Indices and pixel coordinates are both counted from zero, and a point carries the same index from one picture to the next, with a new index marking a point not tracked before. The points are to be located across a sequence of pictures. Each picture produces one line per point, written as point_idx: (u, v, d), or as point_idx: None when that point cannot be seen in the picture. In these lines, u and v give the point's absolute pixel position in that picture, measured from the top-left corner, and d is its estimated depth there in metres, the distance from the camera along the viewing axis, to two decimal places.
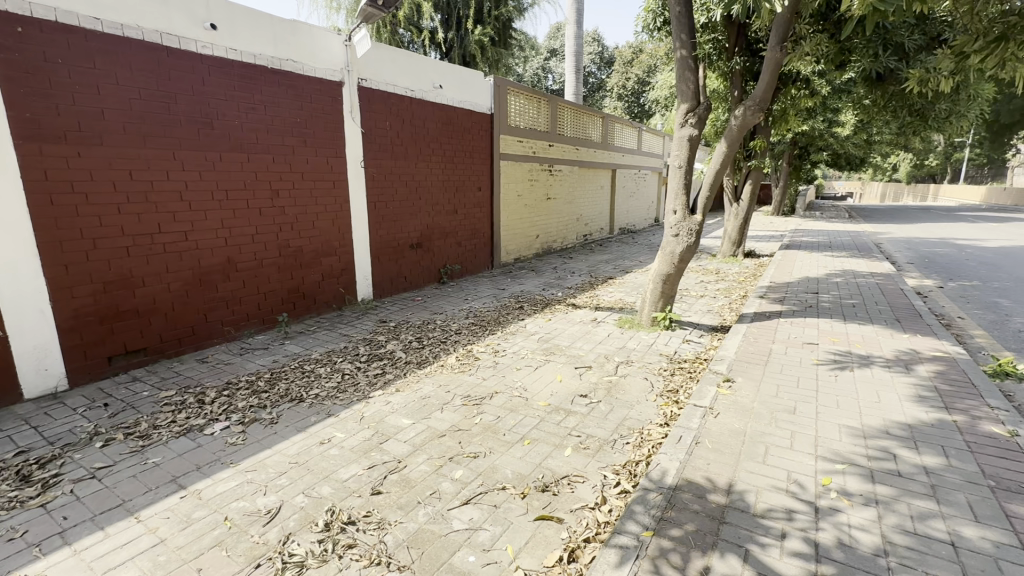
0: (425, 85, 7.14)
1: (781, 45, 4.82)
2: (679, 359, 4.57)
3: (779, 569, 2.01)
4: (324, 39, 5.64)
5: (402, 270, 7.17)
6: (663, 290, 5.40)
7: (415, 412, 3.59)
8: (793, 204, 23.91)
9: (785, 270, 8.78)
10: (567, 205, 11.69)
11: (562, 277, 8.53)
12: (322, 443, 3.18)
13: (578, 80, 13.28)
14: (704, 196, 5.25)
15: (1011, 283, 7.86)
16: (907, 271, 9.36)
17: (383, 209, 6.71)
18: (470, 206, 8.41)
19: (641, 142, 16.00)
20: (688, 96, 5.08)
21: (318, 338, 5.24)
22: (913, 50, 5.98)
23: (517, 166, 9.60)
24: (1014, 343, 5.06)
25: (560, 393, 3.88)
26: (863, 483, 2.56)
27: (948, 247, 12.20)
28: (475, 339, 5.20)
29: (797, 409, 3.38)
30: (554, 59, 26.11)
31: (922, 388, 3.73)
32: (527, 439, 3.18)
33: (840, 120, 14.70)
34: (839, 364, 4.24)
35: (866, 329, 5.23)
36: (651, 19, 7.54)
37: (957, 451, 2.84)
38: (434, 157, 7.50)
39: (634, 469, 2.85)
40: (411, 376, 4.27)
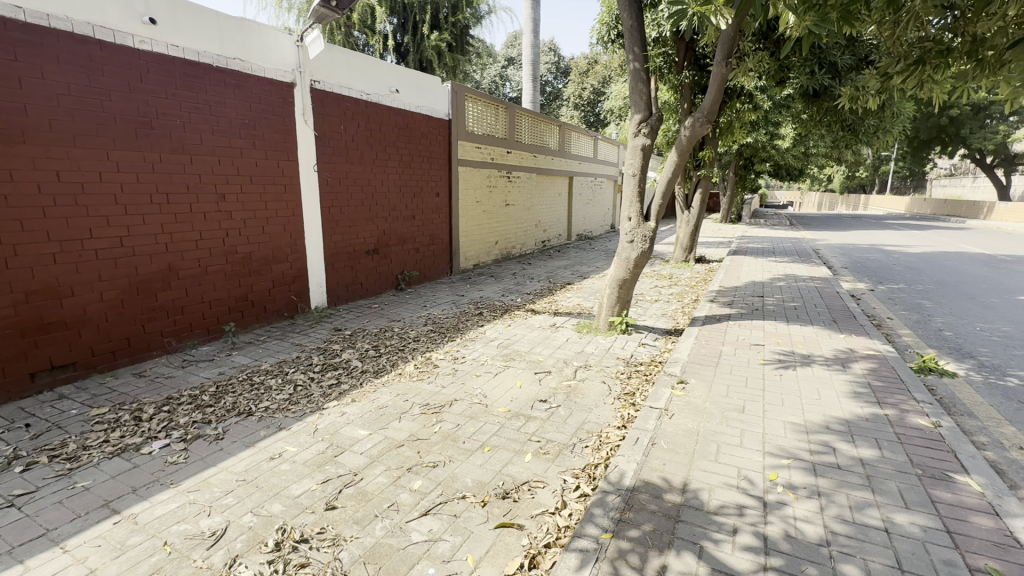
0: (380, 89, 7.03)
1: (726, 61, 5.04)
2: (635, 362, 4.68)
3: (731, 564, 2.08)
4: (275, 39, 5.47)
5: (358, 277, 7.00)
6: (619, 295, 5.52)
7: (371, 423, 3.50)
8: (740, 212, 25.12)
9: (733, 275, 9.18)
10: (525, 211, 11.78)
11: (521, 283, 8.58)
12: (273, 458, 3.04)
13: (535, 88, 13.47)
14: (658, 204, 5.42)
15: (933, 286, 8.54)
16: (842, 275, 10.01)
17: (338, 214, 6.54)
18: (428, 212, 8.32)
19: (596, 151, 16.35)
20: (640, 107, 5.24)
21: (268, 348, 5.02)
22: (844, 69, 6.48)
23: (476, 172, 9.59)
24: (936, 341, 5.50)
25: (520, 399, 3.88)
26: (806, 477, 2.70)
27: (877, 253, 13.16)
28: (434, 346, 5.14)
29: (745, 409, 3.53)
30: (511, 67, 26.48)
31: (857, 384, 3.97)
32: (487, 446, 3.16)
33: (781, 134, 15.61)
34: (782, 364, 4.46)
35: (807, 330, 5.54)
36: (605, 32, 7.77)
37: (889, 442, 3.05)
38: (391, 163, 7.38)
39: (593, 472, 2.88)
40: (367, 386, 4.15)
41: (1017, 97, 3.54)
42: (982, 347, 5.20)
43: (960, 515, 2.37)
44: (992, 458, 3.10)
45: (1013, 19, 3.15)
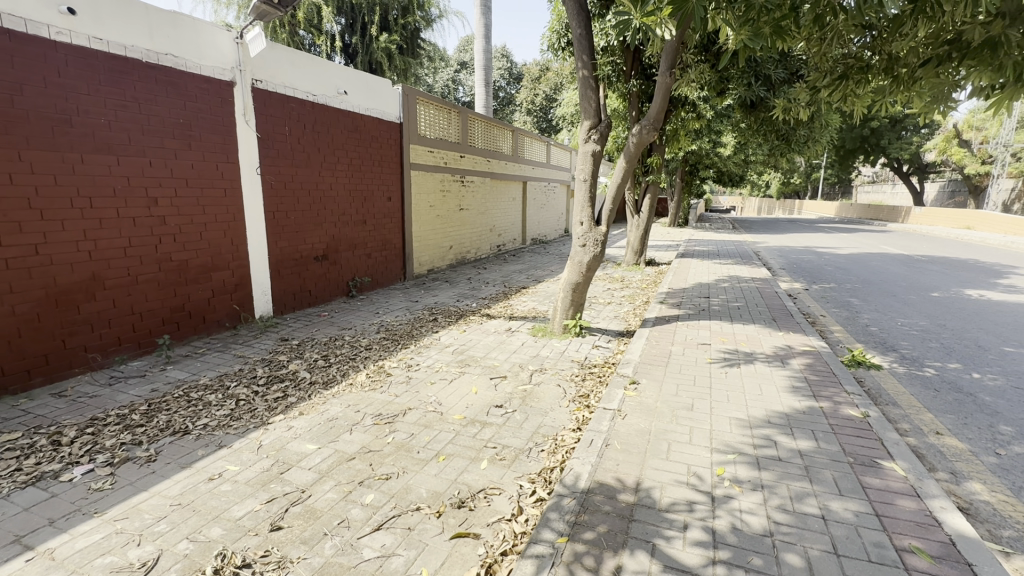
0: (328, 91, 6.83)
1: (670, 71, 5.22)
2: (589, 364, 4.74)
3: (682, 560, 2.13)
4: (212, 35, 5.20)
5: (305, 284, 6.74)
6: (574, 298, 5.59)
7: (320, 436, 3.36)
8: (686, 217, 26.18)
9: (682, 277, 9.53)
10: (480, 216, 11.76)
11: (476, 288, 8.53)
12: (211, 479, 2.85)
13: (487, 93, 13.52)
14: (609, 208, 5.54)
15: (860, 285, 9.20)
16: (780, 275, 10.60)
17: (283, 219, 6.27)
18: (380, 216, 8.14)
19: (549, 156, 16.57)
20: (590, 114, 5.34)
21: (208, 361, 4.74)
22: (777, 81, 6.89)
23: (429, 176, 9.48)
24: (863, 336, 5.92)
25: (475, 406, 3.84)
26: (750, 470, 2.81)
27: (811, 255, 14.04)
28: (387, 354, 5.01)
29: (694, 406, 3.65)
30: (464, 71, 26.59)
31: (795, 379, 4.20)
32: (442, 455, 3.10)
33: (723, 141, 16.42)
34: (728, 362, 4.66)
35: (750, 328, 5.81)
36: (555, 39, 7.91)
37: (823, 433, 3.24)
38: (340, 166, 7.17)
39: (549, 476, 2.89)
40: (316, 398, 3.99)
41: (928, 111, 3.89)
42: (903, 341, 5.63)
43: (888, 499, 2.54)
44: (913, 443, 3.35)
45: (922, 40, 3.47)
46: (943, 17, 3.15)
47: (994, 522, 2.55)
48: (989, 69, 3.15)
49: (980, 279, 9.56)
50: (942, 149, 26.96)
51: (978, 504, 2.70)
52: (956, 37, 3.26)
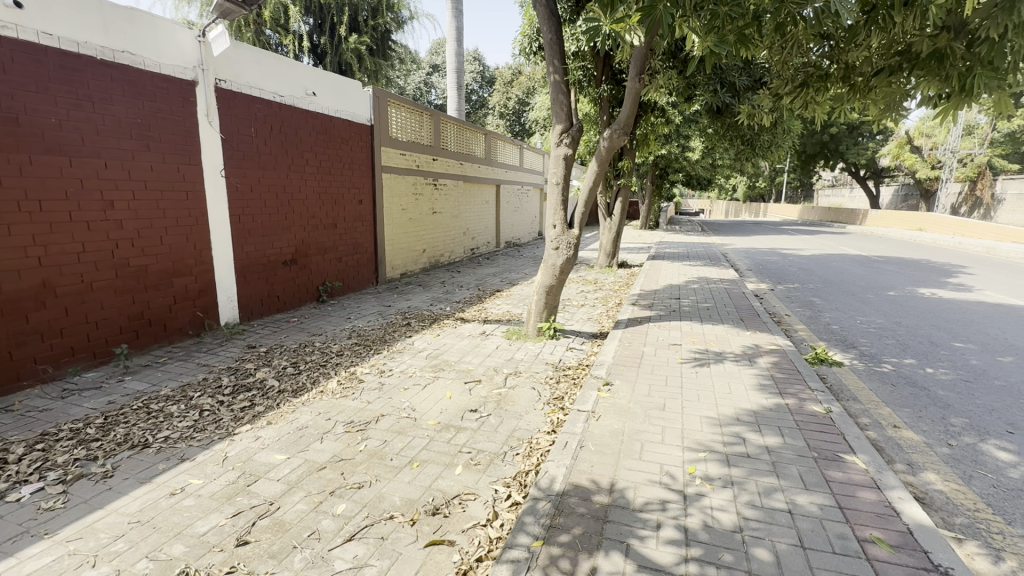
0: (296, 92, 6.68)
1: (639, 76, 5.32)
2: (563, 366, 4.77)
3: (656, 560, 2.16)
4: (172, 32, 5.02)
5: (273, 289, 6.56)
6: (547, 301, 5.62)
7: (289, 446, 3.26)
8: (657, 219, 26.71)
9: (653, 278, 9.69)
10: (453, 219, 11.70)
11: (450, 292, 8.48)
12: (173, 494, 2.74)
13: (459, 96, 13.49)
14: (581, 211, 5.60)
15: (821, 285, 9.54)
16: (747, 276, 10.90)
17: (250, 223, 6.10)
18: (351, 220, 8.00)
19: (522, 159, 16.65)
20: (561, 118, 5.38)
21: (169, 370, 4.55)
22: (742, 88, 7.10)
23: (401, 179, 9.38)
24: (825, 334, 6.13)
25: (450, 410, 3.80)
26: (721, 468, 2.87)
27: (776, 256, 14.50)
28: (358, 360, 4.92)
29: (666, 406, 3.71)
30: (435, 74, 26.52)
31: (762, 377, 4.32)
32: (416, 462, 3.06)
33: (691, 146, 16.80)
34: (698, 361, 4.76)
35: (719, 329, 5.95)
36: (527, 44, 7.97)
37: (789, 429, 3.34)
38: (309, 168, 7.03)
39: (524, 479, 2.88)
40: (285, 406, 3.88)
41: (882, 119, 4.08)
42: (862, 338, 5.86)
43: (850, 491, 2.63)
44: (873, 436, 3.49)
45: (875, 50, 3.64)
46: (894, 29, 3.32)
47: (947, 510, 2.68)
48: (937, 79, 3.32)
49: (932, 279, 10.04)
50: (895, 154, 28.30)
51: (933, 493, 2.82)
52: (906, 49, 3.46)
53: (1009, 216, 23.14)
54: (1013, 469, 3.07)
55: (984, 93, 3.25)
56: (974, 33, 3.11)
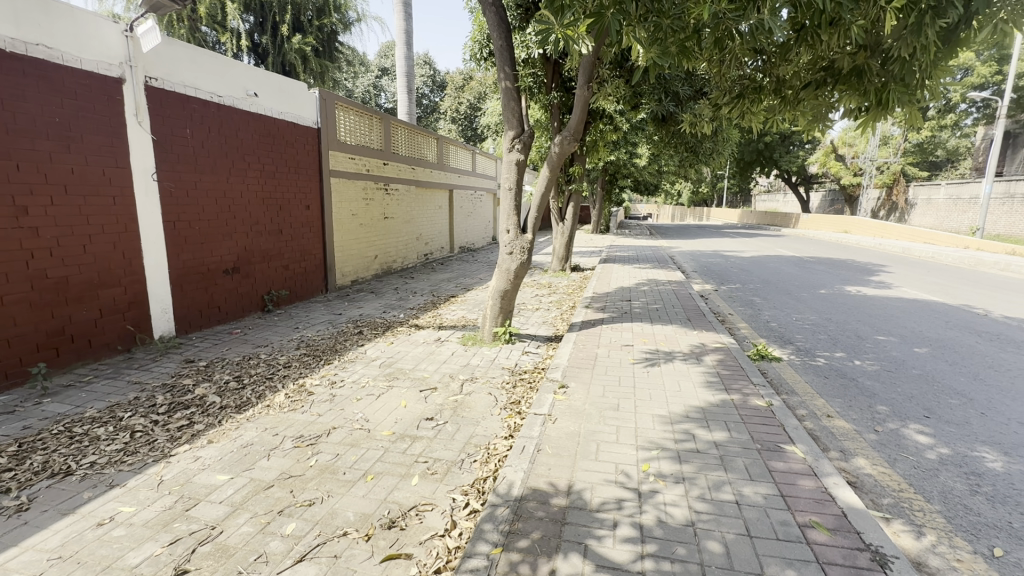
0: (235, 92, 6.37)
1: (588, 84, 5.45)
2: (519, 371, 4.78)
3: (613, 558, 2.19)
4: (94, 25, 4.67)
5: (213, 299, 6.20)
6: (502, 306, 5.63)
7: (233, 466, 3.08)
8: (607, 224, 27.39)
9: (605, 281, 9.92)
10: (405, 224, 11.51)
11: (404, 298, 8.32)
12: (101, 524, 2.52)
13: (410, 100, 13.32)
14: (534, 216, 5.64)
15: (760, 284, 10.10)
16: (693, 278, 11.38)
17: (186, 230, 5.75)
18: (297, 225, 7.70)
19: (474, 164, 16.63)
20: (513, 124, 5.43)
21: (96, 390, 4.20)
22: (684, 97, 7.41)
23: (350, 183, 9.13)
24: (765, 331, 6.49)
25: (405, 420, 3.72)
26: (673, 465, 2.96)
27: (719, 258, 15.19)
28: (308, 372, 4.73)
29: (620, 406, 3.79)
30: (385, 78, 26.12)
31: (709, 375, 4.51)
32: (370, 475, 2.97)
33: (639, 153, 17.38)
34: (650, 361, 4.92)
35: (668, 329, 6.17)
36: (477, 49, 8.01)
37: (735, 424, 3.50)
38: (251, 172, 6.72)
39: (482, 486, 2.86)
40: (227, 423, 3.67)
41: (810, 129, 4.38)
42: (798, 334, 6.25)
43: (791, 480, 2.79)
44: (810, 427, 3.71)
45: (803, 65, 3.90)
46: (821, 47, 3.56)
47: (876, 492, 2.89)
48: (857, 93, 3.64)
49: (858, 277, 10.84)
50: (822, 162, 30.47)
51: (863, 477, 3.04)
52: (830, 65, 3.75)
53: (920, 219, 25.39)
54: (930, 450, 3.36)
55: (898, 107, 3.57)
56: (887, 52, 3.41)
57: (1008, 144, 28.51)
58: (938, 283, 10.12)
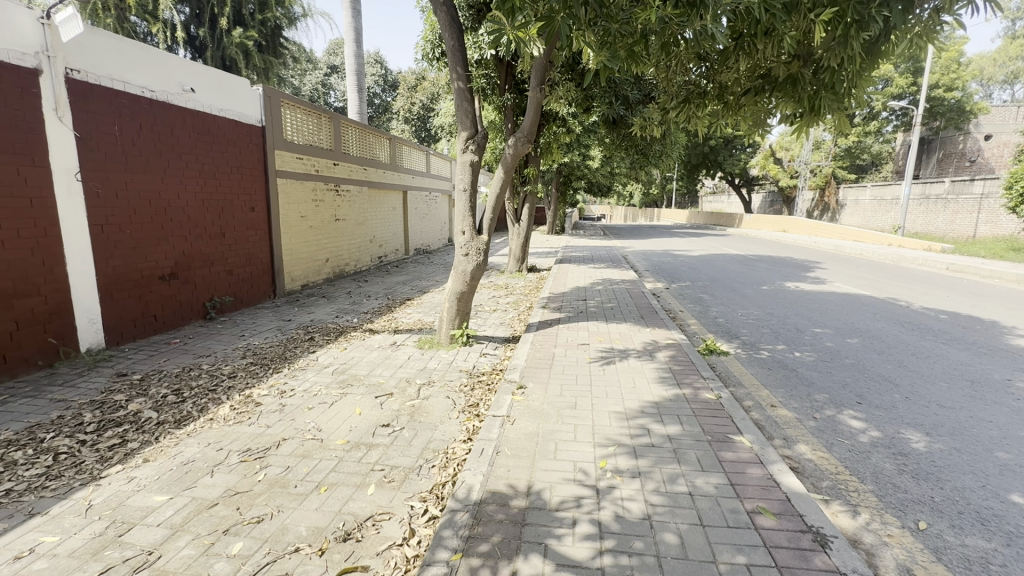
0: (170, 87, 6.00)
1: (540, 87, 5.49)
2: (477, 373, 4.75)
3: (573, 557, 2.21)
4: (4, 11, 4.27)
5: (148, 308, 5.80)
6: (459, 308, 5.58)
7: (172, 485, 2.89)
8: (562, 225, 27.80)
9: (561, 282, 10.05)
10: (358, 226, 11.21)
11: (357, 302, 8.10)
12: (18, 558, 2.29)
13: (361, 99, 13.00)
14: (490, 216, 5.63)
15: (708, 282, 10.53)
16: (645, 277, 11.72)
17: (115, 234, 5.34)
18: (240, 228, 7.34)
19: (429, 165, 16.44)
20: (467, 125, 5.39)
21: (13, 410, 3.82)
22: (634, 101, 7.63)
23: (298, 184, 8.79)
24: (713, 326, 6.76)
25: (360, 428, 3.61)
26: (629, 461, 3.02)
27: (669, 257, 15.72)
28: (255, 382, 4.50)
29: (577, 405, 3.84)
30: (334, 76, 25.48)
31: (662, 370, 4.65)
32: (323, 486, 2.86)
33: (591, 155, 17.71)
34: (605, 359, 5.01)
35: (622, 327, 6.32)
36: (429, 49, 7.91)
37: (687, 417, 3.61)
38: (189, 172, 6.33)
39: (441, 492, 2.81)
40: (166, 440, 3.43)
41: (752, 134, 4.60)
42: (743, 329, 6.55)
43: (739, 468, 2.91)
44: (756, 417, 3.89)
45: (744, 73, 4.10)
46: (760, 57, 3.74)
47: (816, 475, 3.06)
48: (792, 100, 3.86)
49: (796, 274, 11.50)
50: (762, 165, 32.21)
51: (805, 462, 3.21)
52: (767, 74, 3.97)
53: (849, 219, 27.27)
54: (863, 434, 3.59)
55: (828, 114, 3.81)
56: (818, 62, 3.64)
57: (922, 150, 31.16)
58: (866, 279, 10.87)
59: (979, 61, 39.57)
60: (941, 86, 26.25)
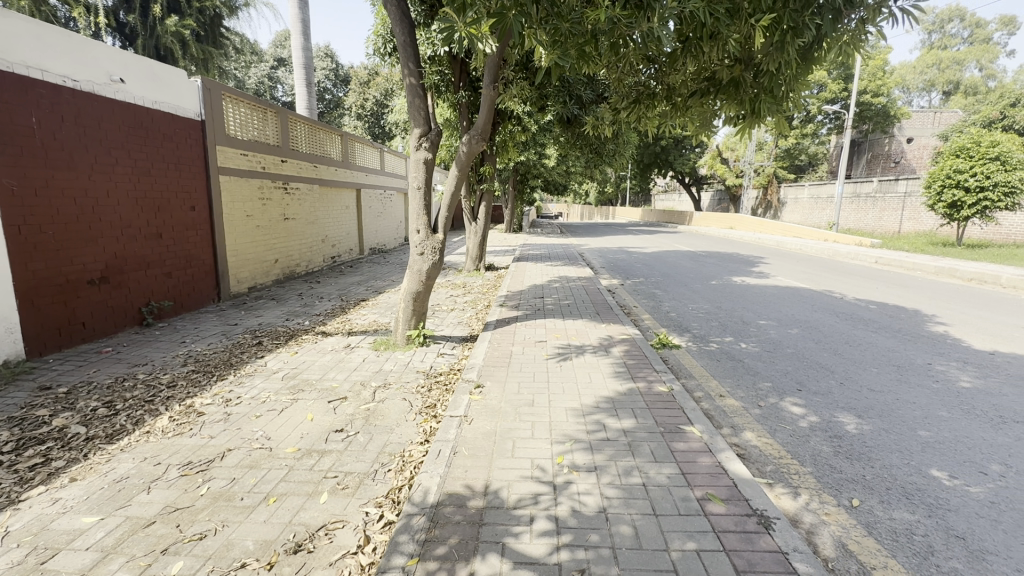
0: (96, 77, 5.57)
1: (493, 85, 5.46)
2: (435, 374, 4.69)
3: (531, 553, 2.22)
4: None
5: (75, 314, 5.38)
6: (415, 308, 5.49)
7: (105, 505, 2.68)
8: (520, 223, 27.93)
9: (519, 279, 10.09)
10: (308, 225, 10.81)
11: (309, 304, 7.82)
12: None
13: (310, 94, 12.53)
14: (445, 215, 5.56)
15: (661, 278, 10.86)
16: (600, 274, 11.95)
17: (35, 234, 4.91)
18: (180, 228, 6.92)
19: (383, 163, 16.09)
20: (419, 122, 5.29)
21: None
22: (587, 101, 7.75)
23: (243, 182, 8.38)
24: (666, 321, 6.99)
25: (311, 434, 3.48)
26: (585, 456, 3.07)
27: (624, 254, 16.09)
28: (197, 391, 4.26)
29: (534, 402, 3.86)
30: (281, 69, 24.60)
31: (617, 365, 4.75)
32: (273, 497, 2.74)
33: (547, 154, 17.88)
34: (562, 355, 5.07)
35: (578, 323, 6.40)
36: (381, 43, 7.75)
37: (641, 410, 3.70)
38: (120, 168, 5.91)
39: (397, 496, 2.76)
40: (97, 456, 3.19)
41: (699, 134, 4.76)
42: (693, 322, 6.80)
43: (691, 458, 3.01)
44: (706, 407, 4.04)
45: (690, 75, 4.24)
46: (705, 60, 3.89)
47: (761, 461, 3.21)
48: (735, 102, 4.03)
49: (742, 269, 12.05)
50: (710, 165, 33.61)
51: (751, 449, 3.36)
52: (712, 77, 4.12)
53: (790, 216, 28.83)
54: (803, 420, 3.81)
55: (768, 116, 4.00)
56: (757, 66, 3.81)
57: (853, 151, 33.34)
58: (805, 272, 11.51)
59: (901, 69, 42.77)
60: (869, 92, 28.18)
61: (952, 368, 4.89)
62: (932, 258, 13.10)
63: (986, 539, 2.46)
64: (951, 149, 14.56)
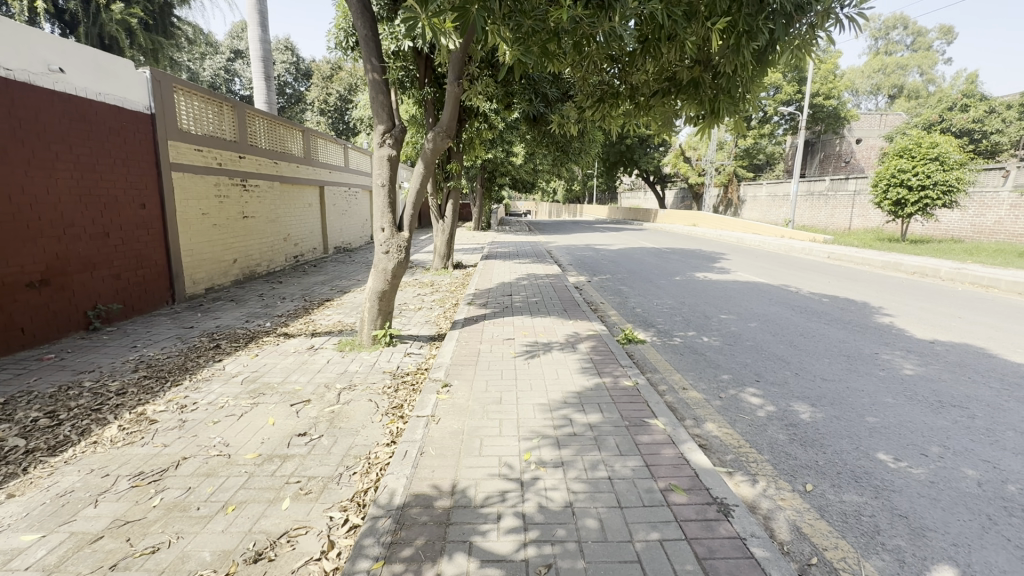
0: (33, 66, 5.22)
1: (458, 80, 5.41)
2: (401, 374, 4.63)
3: (498, 551, 2.22)
4: None
5: (13, 320, 5.04)
6: (381, 307, 5.40)
7: (47, 520, 2.53)
8: (488, 221, 27.87)
9: (487, 277, 10.07)
10: (269, 223, 10.47)
11: (270, 305, 7.59)
12: None
13: (269, 88, 12.10)
14: (411, 213, 5.48)
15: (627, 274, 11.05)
16: (568, 271, 12.06)
17: None
18: (129, 227, 6.59)
19: (347, 160, 15.73)
20: (383, 118, 5.18)
21: None
22: (552, 99, 7.80)
23: (198, 178, 8.03)
24: (631, 316, 7.12)
25: (273, 439, 3.38)
26: (553, 451, 3.09)
27: (591, 251, 16.29)
28: (149, 397, 4.06)
29: (502, 400, 3.86)
30: (238, 61, 23.73)
31: (584, 361, 4.81)
32: (231, 505, 2.65)
33: (515, 152, 17.90)
34: (530, 353, 5.09)
35: (546, 320, 6.45)
36: (342, 37, 7.55)
37: (607, 405, 3.76)
38: (61, 164, 5.57)
39: (363, 499, 2.71)
40: (38, 470, 3.00)
41: (661, 133, 4.86)
42: (658, 318, 6.95)
43: (654, 450, 3.08)
44: (670, 400, 4.14)
45: (651, 75, 4.31)
46: (665, 60, 3.97)
47: (721, 451, 3.32)
48: (695, 102, 4.13)
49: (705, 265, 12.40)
50: (673, 163, 34.43)
51: (712, 439, 3.47)
52: (673, 77, 4.21)
53: (749, 214, 29.86)
54: (761, 409, 3.95)
55: (726, 117, 4.12)
56: (715, 68, 3.92)
57: (807, 151, 34.81)
58: (764, 268, 11.92)
59: (850, 74, 44.87)
60: (820, 95, 29.47)
61: (896, 356, 5.17)
62: (879, 253, 13.82)
63: (926, 517, 2.61)
64: (894, 149, 15.38)
